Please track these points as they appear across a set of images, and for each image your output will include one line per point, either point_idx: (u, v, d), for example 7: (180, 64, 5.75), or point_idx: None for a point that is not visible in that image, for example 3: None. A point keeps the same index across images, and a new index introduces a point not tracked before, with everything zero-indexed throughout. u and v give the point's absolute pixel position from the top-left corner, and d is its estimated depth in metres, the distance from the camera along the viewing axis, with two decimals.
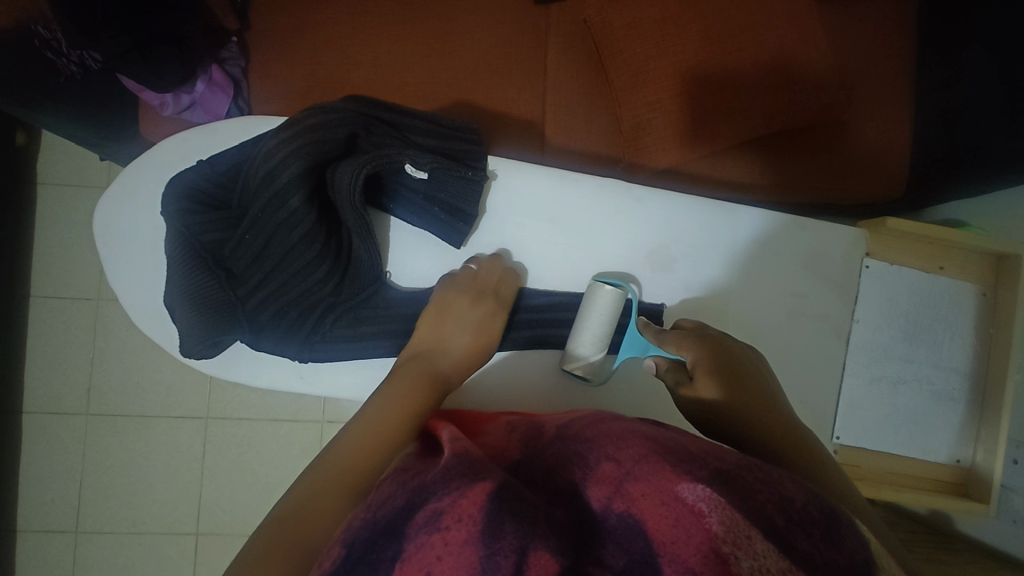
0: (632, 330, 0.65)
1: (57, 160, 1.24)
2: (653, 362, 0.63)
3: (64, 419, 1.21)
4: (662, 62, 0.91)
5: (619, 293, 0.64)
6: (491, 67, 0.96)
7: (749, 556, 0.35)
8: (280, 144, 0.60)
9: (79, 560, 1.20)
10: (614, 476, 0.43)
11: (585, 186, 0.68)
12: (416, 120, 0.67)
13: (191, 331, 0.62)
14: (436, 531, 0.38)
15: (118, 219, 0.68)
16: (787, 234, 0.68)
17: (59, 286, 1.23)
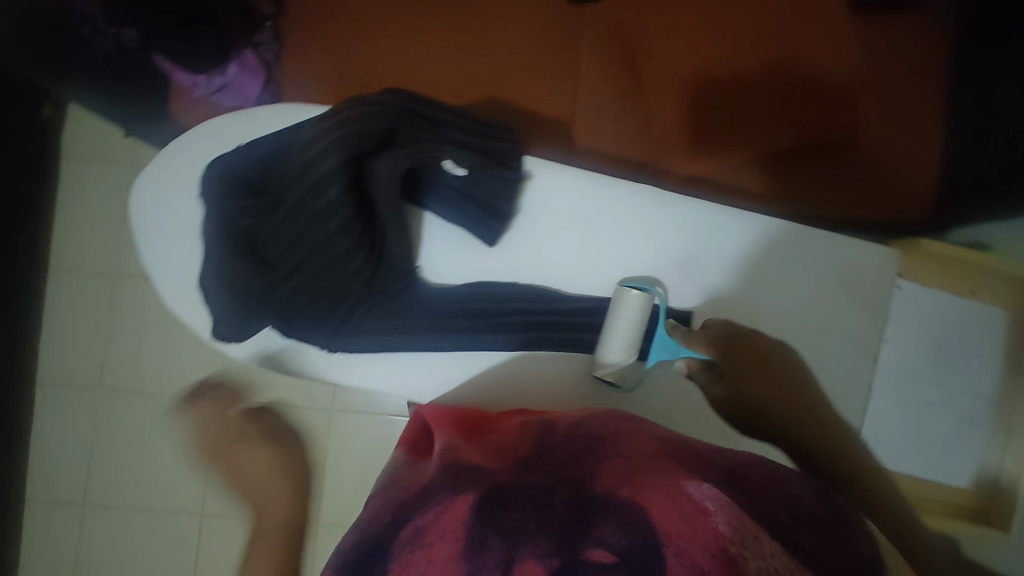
0: (660, 334, 0.65)
1: (83, 134, 1.24)
2: (684, 365, 0.65)
3: (78, 393, 1.22)
4: (692, 70, 0.94)
5: (646, 297, 0.64)
6: (524, 65, 0.94)
7: (757, 558, 0.43)
8: (321, 133, 0.61)
9: (86, 532, 1.21)
10: (621, 474, 0.51)
11: (618, 192, 0.67)
12: (453, 116, 0.66)
13: (222, 315, 0.62)
14: (419, 549, 0.49)
15: (155, 197, 0.69)
16: (821, 251, 0.67)
17: (79, 260, 1.23)
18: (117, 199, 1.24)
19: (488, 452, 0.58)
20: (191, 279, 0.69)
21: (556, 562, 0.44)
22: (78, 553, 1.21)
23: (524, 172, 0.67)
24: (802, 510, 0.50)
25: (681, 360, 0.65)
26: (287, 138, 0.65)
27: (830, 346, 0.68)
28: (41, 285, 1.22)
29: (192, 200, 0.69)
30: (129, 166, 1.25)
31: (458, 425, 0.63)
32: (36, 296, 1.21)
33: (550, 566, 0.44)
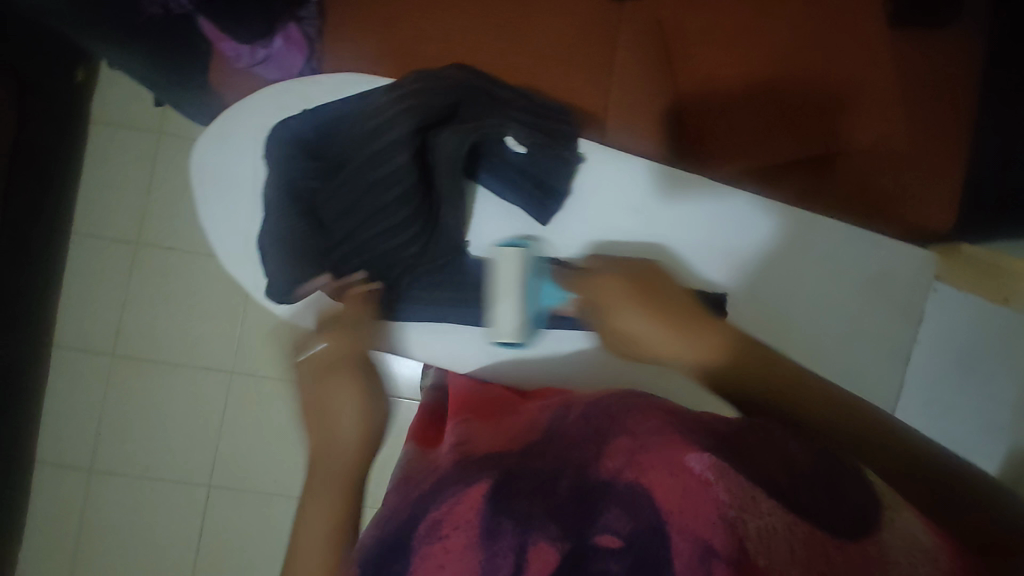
0: (545, 283, 0.68)
1: (114, 101, 1.25)
2: (572, 306, 0.68)
3: (92, 358, 1.22)
4: (734, 73, 0.93)
5: (517, 252, 0.68)
6: (563, 57, 0.94)
7: (756, 518, 0.46)
8: (389, 105, 0.63)
9: (91, 498, 1.21)
10: (624, 453, 0.53)
11: (667, 178, 0.69)
12: (516, 96, 0.69)
13: (280, 275, 0.66)
14: (436, 541, 0.50)
15: (218, 160, 0.70)
16: (861, 248, 0.68)
17: (101, 226, 1.24)
18: (142, 167, 1.25)
19: (493, 433, 0.61)
20: (248, 242, 0.70)
21: (567, 546, 0.47)
22: (84, 518, 1.21)
23: (581, 159, 0.69)
24: (799, 465, 0.51)
25: (566, 302, 0.68)
26: (351, 108, 0.67)
27: (864, 344, 0.69)
28: (62, 248, 1.22)
29: (253, 163, 0.70)
30: (156, 135, 1.25)
31: (473, 408, 0.65)
32: (55, 258, 1.21)
33: (562, 549, 0.47)
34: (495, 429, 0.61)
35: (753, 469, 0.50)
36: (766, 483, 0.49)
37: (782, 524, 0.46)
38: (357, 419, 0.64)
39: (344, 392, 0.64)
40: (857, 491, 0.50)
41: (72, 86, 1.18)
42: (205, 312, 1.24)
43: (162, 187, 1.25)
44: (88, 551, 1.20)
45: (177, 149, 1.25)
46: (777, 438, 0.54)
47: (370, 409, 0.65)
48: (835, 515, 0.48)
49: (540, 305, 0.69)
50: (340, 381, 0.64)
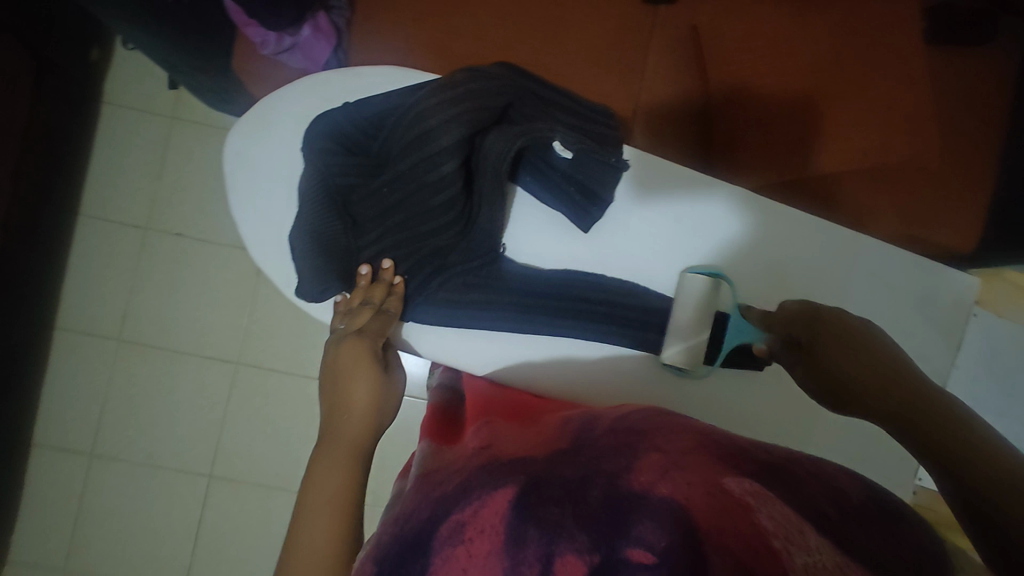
0: (737, 317, 0.66)
1: (128, 82, 1.23)
2: (763, 346, 0.64)
3: (96, 341, 1.20)
4: (770, 80, 0.91)
5: (710, 282, 0.66)
6: (593, 59, 0.93)
7: (804, 553, 0.38)
8: (441, 104, 0.61)
9: (90, 483, 1.19)
10: (658, 467, 0.44)
11: (718, 192, 0.67)
12: (561, 99, 0.68)
13: (307, 270, 0.63)
14: (460, 543, 0.43)
15: (250, 146, 0.69)
16: (903, 269, 0.68)
17: (109, 209, 1.21)
18: (153, 150, 1.22)
19: (517, 438, 0.54)
20: (274, 232, 0.69)
21: (597, 559, 0.39)
22: (81, 504, 1.19)
23: (626, 164, 0.66)
24: (851, 502, 0.45)
25: (759, 339, 0.64)
26: (395, 103, 0.66)
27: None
28: (68, 229, 1.20)
29: (287, 154, 0.69)
30: (169, 118, 1.23)
31: (501, 411, 0.60)
32: (63, 239, 1.19)
33: (593, 564, 0.39)
34: (529, 433, 0.55)
35: (797, 495, 0.43)
36: (811, 513, 0.42)
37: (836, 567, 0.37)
38: (369, 398, 0.60)
39: (359, 368, 0.61)
40: (916, 537, 0.42)
41: (86, 64, 1.15)
42: (212, 300, 1.21)
43: (172, 171, 1.22)
44: (85, 538, 1.18)
45: (190, 133, 1.23)
46: (832, 476, 0.48)
47: (382, 392, 0.61)
48: (892, 551, 0.40)
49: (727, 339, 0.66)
50: (355, 358, 0.61)
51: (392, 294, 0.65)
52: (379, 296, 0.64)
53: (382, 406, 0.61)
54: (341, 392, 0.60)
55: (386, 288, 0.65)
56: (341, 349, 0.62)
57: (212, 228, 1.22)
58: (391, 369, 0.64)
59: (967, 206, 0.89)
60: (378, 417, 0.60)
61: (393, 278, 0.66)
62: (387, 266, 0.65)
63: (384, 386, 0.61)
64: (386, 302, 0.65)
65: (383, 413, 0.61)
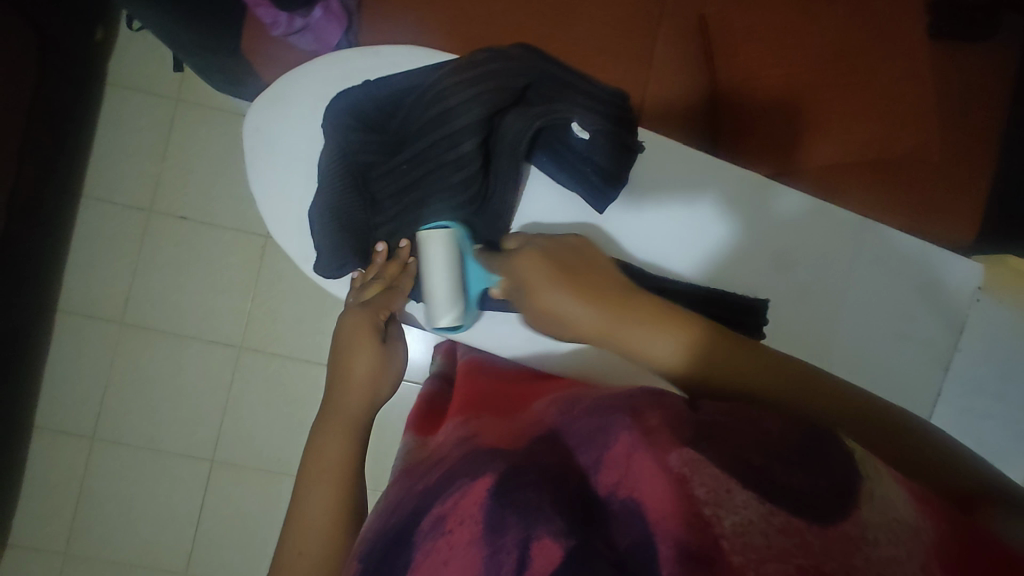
0: (471, 264, 0.66)
1: (133, 63, 1.22)
2: (500, 289, 0.64)
3: (98, 324, 1.20)
4: (775, 71, 0.92)
5: (448, 233, 0.63)
6: (602, 46, 0.93)
7: (728, 514, 0.38)
8: (462, 83, 0.62)
9: (91, 465, 1.19)
10: (624, 452, 0.43)
11: (729, 174, 0.69)
12: (582, 79, 0.66)
13: (324, 247, 0.64)
14: (440, 536, 0.44)
15: (266, 124, 0.69)
16: (909, 255, 0.69)
17: (113, 191, 1.21)
18: (157, 133, 1.22)
19: (501, 428, 0.54)
20: (288, 212, 0.69)
21: (572, 542, 0.39)
22: (82, 487, 1.19)
23: (642, 146, 0.67)
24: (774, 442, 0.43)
25: (494, 284, 0.65)
26: (415, 82, 0.66)
27: (905, 349, 0.69)
28: (71, 211, 1.19)
29: (307, 132, 0.69)
30: (174, 101, 1.22)
31: (490, 403, 0.59)
32: (66, 222, 1.18)
33: (567, 548, 0.38)
34: (507, 425, 0.55)
35: (722, 453, 0.41)
36: (734, 467, 0.40)
37: (765, 529, 0.37)
38: (369, 373, 0.60)
39: (361, 341, 0.61)
40: (840, 462, 0.41)
41: (91, 45, 1.15)
42: (216, 285, 1.21)
43: (176, 154, 1.22)
44: (86, 521, 1.19)
45: (194, 115, 1.22)
46: (753, 419, 0.45)
47: (383, 367, 0.61)
48: (813, 494, 0.38)
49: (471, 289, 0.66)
50: (358, 329, 0.61)
51: (405, 273, 0.65)
52: (392, 273, 0.64)
53: (381, 381, 0.60)
54: (343, 364, 0.60)
55: (400, 267, 0.65)
56: (346, 319, 0.63)
57: (216, 212, 1.22)
58: (395, 345, 0.63)
59: (963, 197, 0.91)
60: (376, 392, 0.60)
61: (409, 259, 0.65)
62: (404, 244, 0.65)
63: (385, 362, 0.61)
64: (398, 280, 0.64)
65: (381, 388, 0.61)
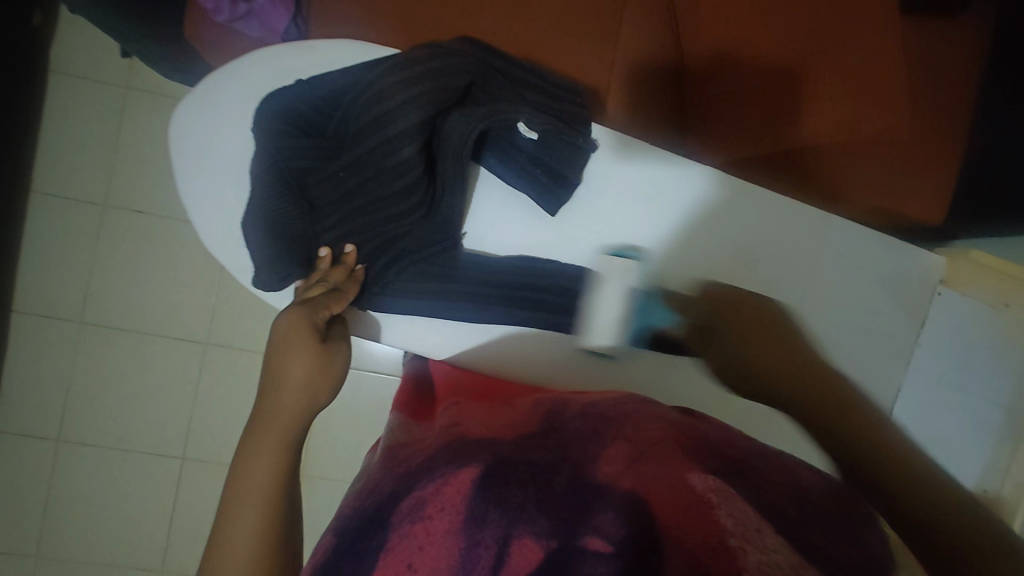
0: (657, 303, 0.67)
1: (75, 49, 1.16)
2: (678, 328, 0.67)
3: (56, 324, 1.16)
4: (740, 56, 0.90)
5: (631, 264, 0.67)
6: (565, 27, 0.89)
7: (756, 551, 0.36)
8: (400, 84, 0.59)
9: (59, 468, 1.17)
10: (622, 458, 0.45)
11: (688, 169, 0.67)
12: (526, 76, 0.67)
13: (263, 258, 0.61)
14: (418, 521, 0.43)
15: (197, 128, 0.66)
16: (873, 252, 0.68)
17: (64, 184, 1.15)
18: (106, 123, 1.16)
19: (485, 417, 0.54)
20: (229, 220, 0.66)
21: (554, 544, 0.39)
22: (49, 490, 1.16)
23: (592, 147, 0.65)
24: (812, 501, 0.43)
25: (672, 323, 0.67)
26: (353, 80, 0.63)
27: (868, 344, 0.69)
28: (21, 208, 1.14)
29: (241, 134, 0.66)
30: (123, 89, 1.16)
31: (471, 392, 0.61)
32: (17, 219, 1.13)
33: (549, 549, 0.39)
34: (497, 416, 0.54)
35: (761, 497, 0.41)
36: (770, 514, 0.40)
37: (789, 565, 0.36)
38: (308, 376, 0.53)
39: (295, 344, 0.53)
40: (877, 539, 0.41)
41: (29, 30, 1.08)
42: (176, 281, 1.17)
43: (127, 145, 1.16)
44: (55, 523, 1.17)
45: (145, 104, 1.17)
46: (796, 475, 0.46)
47: (324, 370, 0.54)
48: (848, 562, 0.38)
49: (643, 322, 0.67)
50: (293, 334, 0.54)
51: (351, 279, 0.63)
52: (338, 277, 0.62)
53: (321, 388, 0.54)
54: (275, 370, 0.53)
55: (347, 273, 0.63)
56: (280, 322, 0.55)
57: (174, 203, 1.17)
58: (337, 348, 0.57)
59: (935, 172, 0.86)
60: (312, 403, 0.53)
61: (354, 264, 0.64)
62: (348, 250, 0.63)
63: (326, 363, 0.54)
64: (344, 284, 0.62)
65: (319, 396, 0.54)
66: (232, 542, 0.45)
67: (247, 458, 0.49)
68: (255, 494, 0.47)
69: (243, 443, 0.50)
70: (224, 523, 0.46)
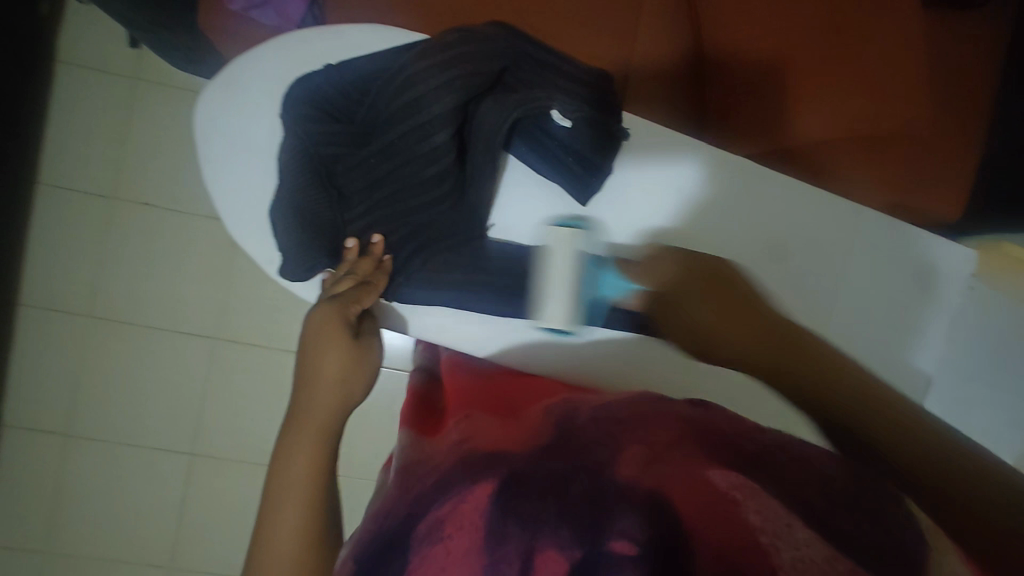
0: (607, 273, 0.65)
1: (84, 39, 1.15)
2: (635, 300, 0.65)
3: (65, 318, 1.15)
4: (763, 47, 0.88)
5: (574, 233, 0.65)
6: (583, 18, 0.88)
7: (789, 546, 0.38)
8: (433, 70, 0.58)
9: (67, 463, 1.15)
10: (642, 461, 0.44)
11: (719, 158, 0.66)
12: (554, 58, 0.63)
13: (292, 247, 0.60)
14: (438, 542, 0.42)
15: (220, 115, 0.64)
16: (903, 243, 0.68)
17: (73, 176, 1.14)
18: (116, 114, 1.15)
19: (498, 432, 0.50)
20: (257, 210, 0.65)
21: (579, 554, 0.39)
22: (59, 484, 1.15)
23: (626, 134, 0.64)
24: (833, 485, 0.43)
25: (629, 294, 0.65)
26: (382, 64, 0.62)
27: (897, 338, 0.68)
28: (30, 200, 1.13)
29: (266, 121, 0.65)
30: (131, 80, 1.15)
31: (481, 403, 0.57)
32: (26, 211, 1.12)
33: (575, 559, 0.39)
34: (510, 429, 0.51)
35: (781, 487, 0.42)
36: (793, 503, 0.41)
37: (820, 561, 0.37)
38: (341, 372, 0.52)
39: (328, 337, 0.53)
40: (895, 514, 0.41)
41: (37, 20, 1.07)
42: (187, 274, 1.16)
43: (137, 136, 1.15)
44: (65, 519, 1.16)
45: (154, 95, 1.15)
46: (816, 458, 0.45)
47: (357, 365, 0.54)
48: (871, 542, 0.39)
49: (600, 295, 0.65)
50: (326, 328, 0.54)
51: (379, 270, 0.61)
52: (365, 269, 0.60)
53: (355, 384, 0.53)
54: (310, 363, 0.53)
55: (374, 263, 0.61)
56: (314, 314, 0.55)
57: (183, 196, 1.16)
58: (369, 342, 0.57)
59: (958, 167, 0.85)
60: (347, 399, 0.53)
61: (382, 255, 0.62)
62: (376, 239, 0.62)
63: (360, 358, 0.54)
64: (372, 276, 0.60)
65: (353, 391, 0.53)
66: (276, 538, 0.44)
67: (283, 452, 0.48)
68: (295, 489, 0.46)
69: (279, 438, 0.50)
70: (266, 518, 0.45)
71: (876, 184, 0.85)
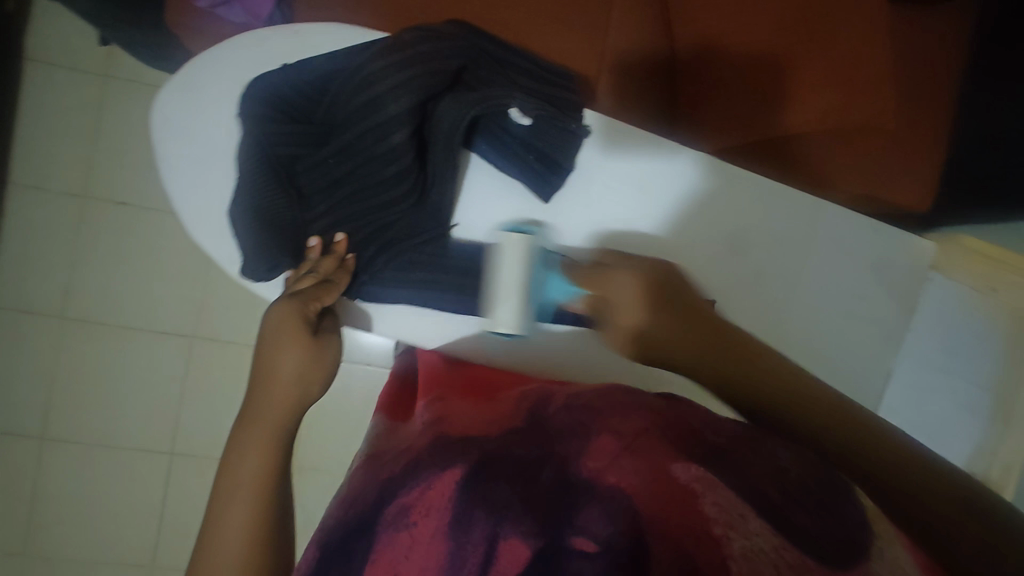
0: (554, 275, 0.64)
1: (52, 35, 1.13)
2: (581, 303, 0.64)
3: (36, 319, 1.13)
4: (735, 39, 0.88)
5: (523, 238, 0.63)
6: (553, 14, 0.88)
7: (741, 537, 0.37)
8: (391, 67, 0.58)
9: (42, 465, 1.14)
10: (611, 451, 0.43)
11: (682, 153, 0.67)
12: (517, 59, 0.66)
13: (251, 249, 0.59)
14: (404, 527, 0.43)
15: (179, 114, 0.64)
16: (864, 236, 0.69)
17: (42, 176, 1.13)
18: (86, 112, 1.13)
19: (467, 413, 0.53)
20: (219, 211, 0.65)
21: (541, 543, 0.38)
22: (33, 487, 1.14)
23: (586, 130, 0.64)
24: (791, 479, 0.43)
25: (575, 297, 0.64)
26: (341, 64, 0.62)
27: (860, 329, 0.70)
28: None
29: (227, 121, 0.64)
30: (101, 77, 1.13)
31: (452, 388, 0.60)
32: None
33: (535, 548, 0.38)
34: (482, 409, 0.54)
35: (740, 480, 0.41)
36: (752, 497, 0.40)
37: (770, 551, 0.36)
38: (297, 368, 0.53)
39: (286, 335, 0.53)
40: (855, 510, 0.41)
41: None
42: (161, 274, 1.15)
43: (108, 135, 1.14)
44: (39, 521, 1.15)
45: (125, 93, 1.14)
46: (776, 448, 0.46)
47: (315, 365, 0.54)
48: (823, 534, 0.39)
49: (545, 300, 0.65)
50: (286, 327, 0.54)
51: (341, 268, 0.61)
52: (326, 267, 0.60)
53: (311, 381, 0.53)
54: (265, 363, 0.53)
55: (337, 262, 0.61)
56: (270, 315, 0.55)
57: (156, 195, 1.15)
58: (328, 340, 0.56)
59: (921, 165, 0.85)
60: (304, 394, 0.53)
61: (345, 253, 0.62)
62: (338, 238, 0.62)
63: (317, 357, 0.54)
64: (334, 274, 0.60)
65: (311, 388, 0.54)
66: (225, 533, 0.44)
67: (237, 449, 0.49)
68: (247, 486, 0.47)
69: (234, 434, 0.50)
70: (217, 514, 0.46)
71: (837, 179, 0.87)
